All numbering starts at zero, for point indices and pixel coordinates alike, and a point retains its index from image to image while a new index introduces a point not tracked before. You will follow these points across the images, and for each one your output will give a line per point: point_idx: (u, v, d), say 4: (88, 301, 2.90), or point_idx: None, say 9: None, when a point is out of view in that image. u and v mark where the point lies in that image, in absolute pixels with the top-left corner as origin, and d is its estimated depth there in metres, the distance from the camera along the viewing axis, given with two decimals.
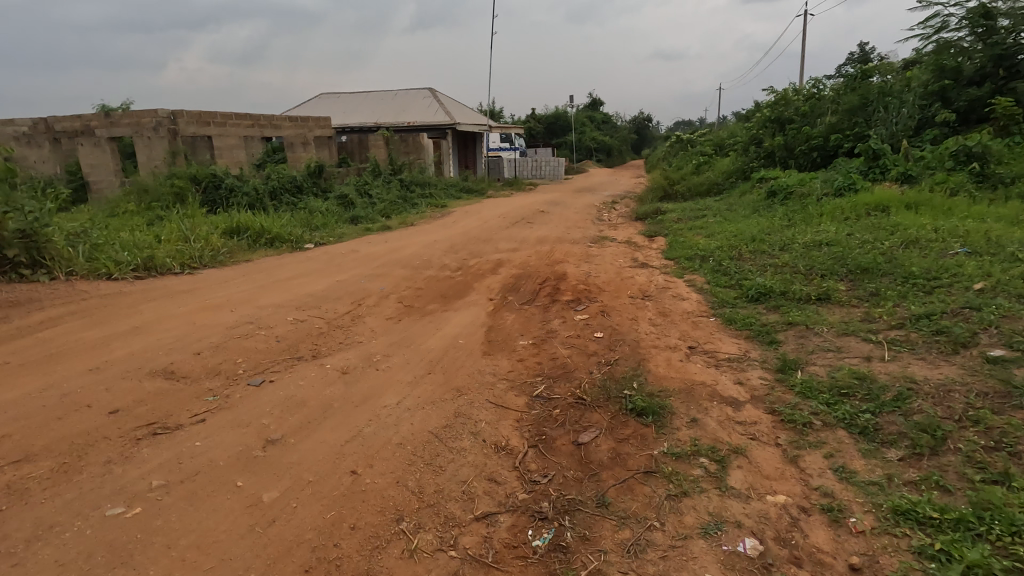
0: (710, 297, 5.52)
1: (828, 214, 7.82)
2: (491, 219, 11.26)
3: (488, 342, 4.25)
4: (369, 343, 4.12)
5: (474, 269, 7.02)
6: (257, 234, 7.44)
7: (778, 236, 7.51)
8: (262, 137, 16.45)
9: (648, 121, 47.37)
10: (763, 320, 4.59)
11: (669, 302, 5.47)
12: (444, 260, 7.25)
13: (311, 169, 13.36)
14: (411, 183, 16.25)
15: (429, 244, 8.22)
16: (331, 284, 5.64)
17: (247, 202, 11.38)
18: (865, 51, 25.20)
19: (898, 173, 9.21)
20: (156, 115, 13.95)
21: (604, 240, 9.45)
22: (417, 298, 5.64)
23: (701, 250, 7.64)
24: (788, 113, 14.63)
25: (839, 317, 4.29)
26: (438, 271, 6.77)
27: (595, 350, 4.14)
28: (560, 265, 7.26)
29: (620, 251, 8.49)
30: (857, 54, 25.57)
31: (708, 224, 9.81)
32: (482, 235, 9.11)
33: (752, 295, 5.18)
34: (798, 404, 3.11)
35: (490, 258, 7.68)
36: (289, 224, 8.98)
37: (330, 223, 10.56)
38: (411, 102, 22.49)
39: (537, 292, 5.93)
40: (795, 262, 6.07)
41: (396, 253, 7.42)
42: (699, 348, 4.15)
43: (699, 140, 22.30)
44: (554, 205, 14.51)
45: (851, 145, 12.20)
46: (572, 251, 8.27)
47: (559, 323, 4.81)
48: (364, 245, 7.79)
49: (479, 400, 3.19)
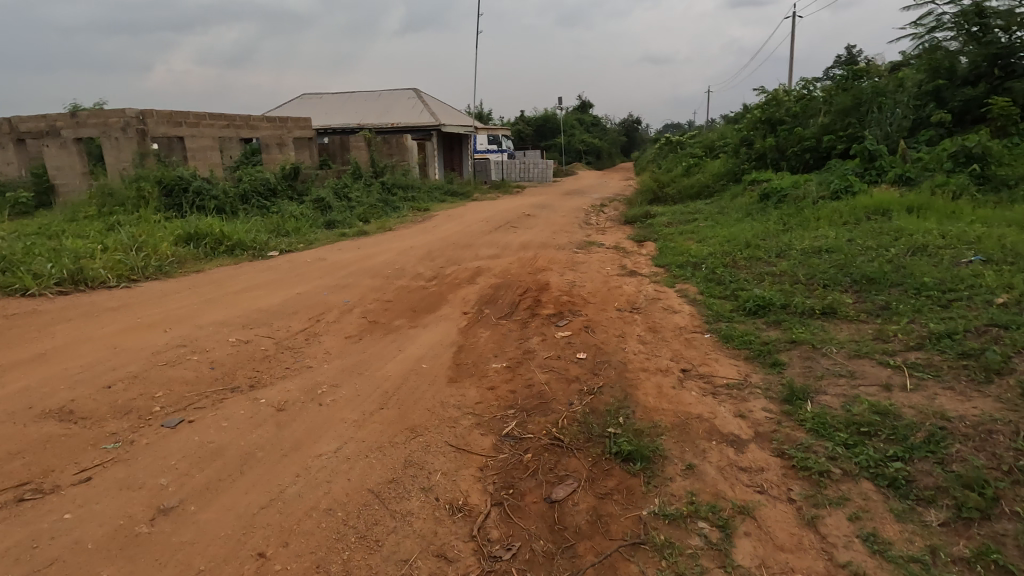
0: (704, 310, 5.07)
1: (826, 218, 7.43)
2: (474, 223, 10.77)
3: (457, 365, 3.76)
4: (320, 369, 3.61)
5: (450, 278, 6.53)
6: (217, 241, 6.90)
7: (774, 241, 7.09)
8: (239, 138, 15.77)
9: (638, 122, 47.10)
10: (763, 337, 4.14)
11: (659, 315, 5.01)
12: (419, 269, 6.75)
13: (286, 171, 12.76)
14: (393, 186, 15.72)
15: (405, 250, 7.73)
16: (288, 297, 5.12)
17: (217, 206, 10.77)
18: (853, 54, 25.07)
19: (896, 175, 8.86)
20: (124, 114, 13.30)
21: (591, 245, 9.01)
22: (384, 311, 5.14)
23: (692, 256, 7.20)
24: (779, 113, 14.29)
25: (849, 335, 3.84)
26: (410, 280, 6.27)
27: (577, 374, 3.66)
28: (543, 273, 6.79)
29: (607, 257, 8.04)
30: (845, 57, 25.45)
31: (700, 228, 9.40)
32: (463, 241, 8.63)
33: (750, 308, 4.73)
34: (812, 444, 2.65)
35: (468, 266, 7.20)
36: (256, 230, 8.42)
37: (303, 228, 10.01)
38: (396, 103, 21.97)
39: (516, 304, 5.45)
40: (794, 270, 5.64)
41: (367, 261, 6.90)
42: (693, 372, 3.69)
43: (689, 142, 21.98)
44: (540, 208, 14.05)
45: (845, 146, 11.88)
46: (557, 257, 7.81)
47: (538, 342, 4.32)
48: (334, 253, 7.26)
49: (437, 441, 2.70)
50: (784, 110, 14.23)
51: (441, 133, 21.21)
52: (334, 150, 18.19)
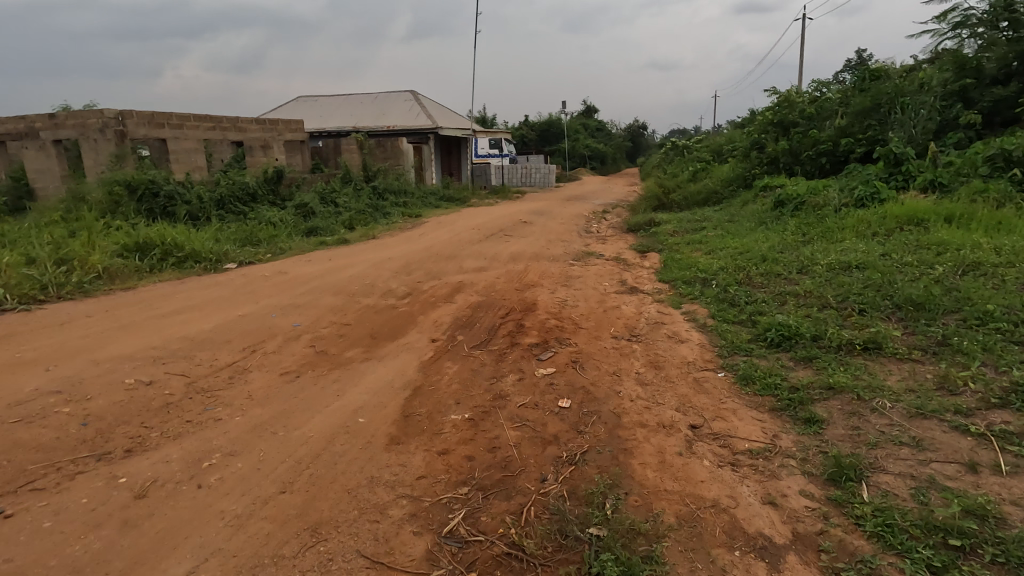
0: (716, 339, 4.26)
1: (851, 229, 6.63)
2: (464, 231, 10.00)
3: (405, 417, 2.98)
4: (227, 424, 2.83)
5: (425, 296, 5.76)
6: (166, 252, 6.17)
7: (793, 255, 6.29)
8: (227, 141, 15.04)
9: (643, 128, 46.31)
10: (792, 380, 3.34)
11: (663, 347, 4.20)
12: (391, 284, 5.99)
13: (268, 174, 11.97)
14: (385, 191, 15.00)
15: (381, 261, 6.97)
16: (225, 321, 4.35)
17: (190, 212, 10.05)
18: (864, 59, 24.23)
19: (925, 181, 8.05)
20: (102, 115, 12.73)
21: (589, 257, 8.21)
22: (338, 338, 4.37)
23: (701, 271, 6.40)
24: (792, 116, 13.48)
25: (903, 382, 3.04)
26: (379, 299, 5.51)
27: (556, 432, 2.88)
28: (531, 290, 6.02)
29: (606, 270, 7.26)
30: (856, 62, 24.60)
31: (708, 238, 8.62)
32: (448, 252, 7.88)
33: (772, 339, 3.92)
34: (881, 562, 1.91)
35: (448, 281, 6.43)
36: (221, 241, 7.69)
37: (280, 238, 9.30)
38: (393, 105, 21.32)
39: (495, 328, 4.67)
40: (822, 290, 4.83)
41: (334, 275, 6.14)
42: (705, 431, 2.90)
43: (696, 147, 21.19)
44: (539, 215, 13.28)
45: (864, 150, 11.04)
46: (550, 270, 7.04)
47: (514, 382, 3.53)
48: (299, 265, 6.51)
49: (347, 551, 1.95)
50: (797, 111, 13.42)
51: (439, 137, 20.51)
52: (326, 153, 17.48)
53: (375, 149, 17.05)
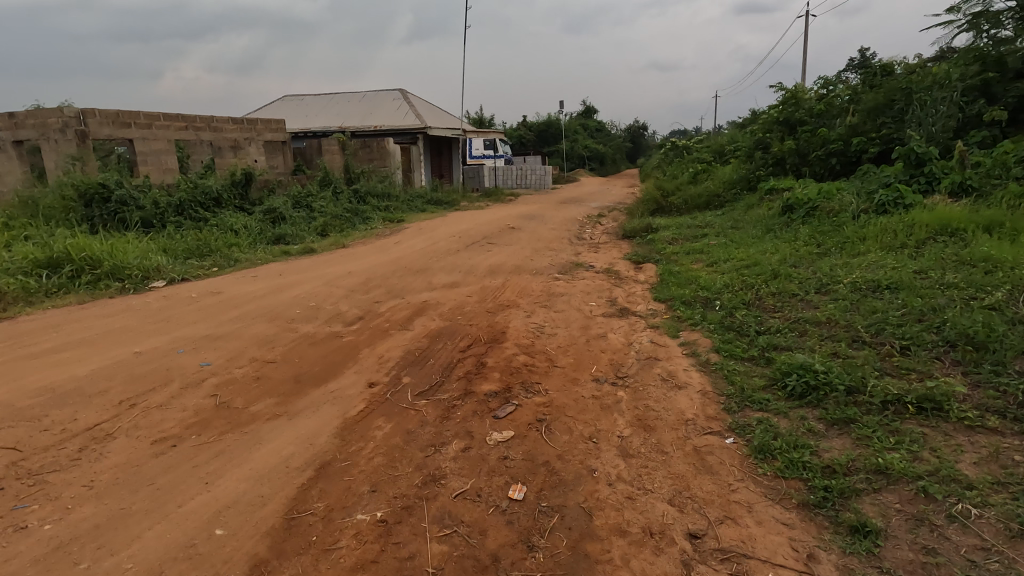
0: (723, 384, 3.43)
1: (873, 240, 5.79)
2: (443, 240, 9.15)
3: (287, 522, 2.14)
4: (26, 538, 2.01)
5: (379, 321, 4.91)
6: (83, 268, 5.35)
7: (808, 270, 5.45)
8: (202, 142, 14.02)
9: (644, 129, 45.46)
10: (827, 454, 2.50)
11: (656, 396, 3.35)
12: (341, 306, 5.13)
13: (236, 177, 11.04)
14: (366, 195, 14.14)
15: (338, 277, 6.13)
16: (111, 363, 3.52)
17: (145, 219, 9.21)
18: (868, 58, 23.43)
19: (951, 184, 7.20)
20: (62, 114, 11.66)
21: (577, 269, 7.37)
22: (252, 383, 3.53)
23: (703, 288, 5.57)
24: (799, 114, 12.63)
25: (986, 469, 2.21)
26: (321, 326, 4.65)
27: (498, 548, 2.05)
28: (504, 313, 5.17)
29: (595, 285, 6.42)
30: (859, 61, 23.85)
31: (710, 248, 7.80)
32: (418, 264, 7.06)
33: (793, 389, 3.10)
34: None
35: (411, 301, 5.57)
36: (163, 255, 6.85)
37: (240, 248, 8.46)
38: (381, 104, 20.50)
39: (451, 367, 3.82)
40: (848, 318, 4.00)
41: (277, 295, 5.28)
42: (710, 543, 2.06)
43: (696, 148, 20.34)
44: (529, 219, 12.41)
45: (878, 149, 10.17)
46: (530, 286, 6.19)
47: (456, 453, 2.68)
48: (240, 283, 5.66)
49: None
50: (805, 109, 12.55)
51: (429, 137, 19.67)
52: (309, 154, 16.59)
53: (359, 149, 16.20)
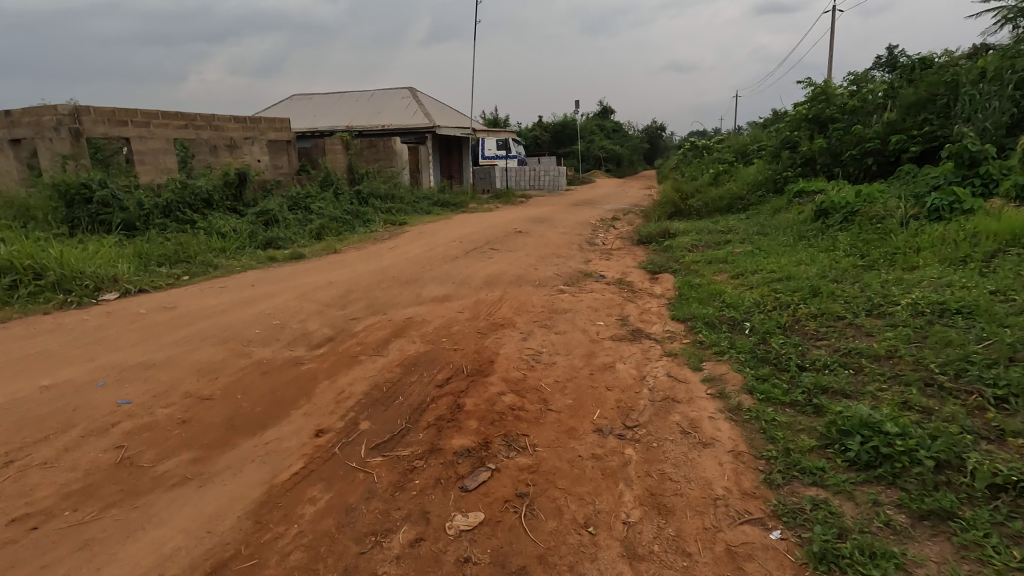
0: (761, 441, 2.70)
1: (929, 251, 4.98)
2: (441, 245, 8.47)
3: None
4: None
5: (350, 344, 4.24)
6: (24, 278, 4.79)
7: (855, 287, 4.67)
8: (201, 141, 13.33)
9: (661, 130, 44.43)
10: (922, 573, 1.80)
11: (674, 457, 2.62)
12: (310, 325, 4.48)
13: (229, 177, 10.44)
14: (369, 196, 13.52)
15: (315, 288, 5.48)
16: (4, 405, 2.93)
17: (127, 221, 8.67)
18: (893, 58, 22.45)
19: (1013, 186, 6.33)
20: (55, 111, 11.03)
21: (585, 279, 6.65)
22: (175, 427, 2.89)
23: (729, 307, 4.82)
24: (830, 111, 11.73)
25: None
26: (281, 350, 4.00)
27: None
28: (497, 334, 4.47)
29: (604, 299, 5.70)
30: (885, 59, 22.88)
31: (735, 257, 7.03)
32: (409, 273, 6.40)
33: (857, 457, 2.38)
34: None
35: (392, 318, 4.89)
36: (133, 264, 6.29)
37: (224, 254, 7.87)
38: (390, 102, 19.95)
39: (421, 409, 3.12)
40: (916, 353, 3.25)
41: (239, 311, 4.65)
42: None
43: (717, 148, 19.45)
44: (538, 223, 11.68)
45: (921, 149, 9.27)
46: (530, 301, 5.49)
47: (402, 550, 2.00)
48: (203, 295, 5.04)
49: None
50: (836, 105, 11.64)
51: (438, 136, 19.05)
52: (313, 154, 16.02)
53: (364, 149, 15.62)
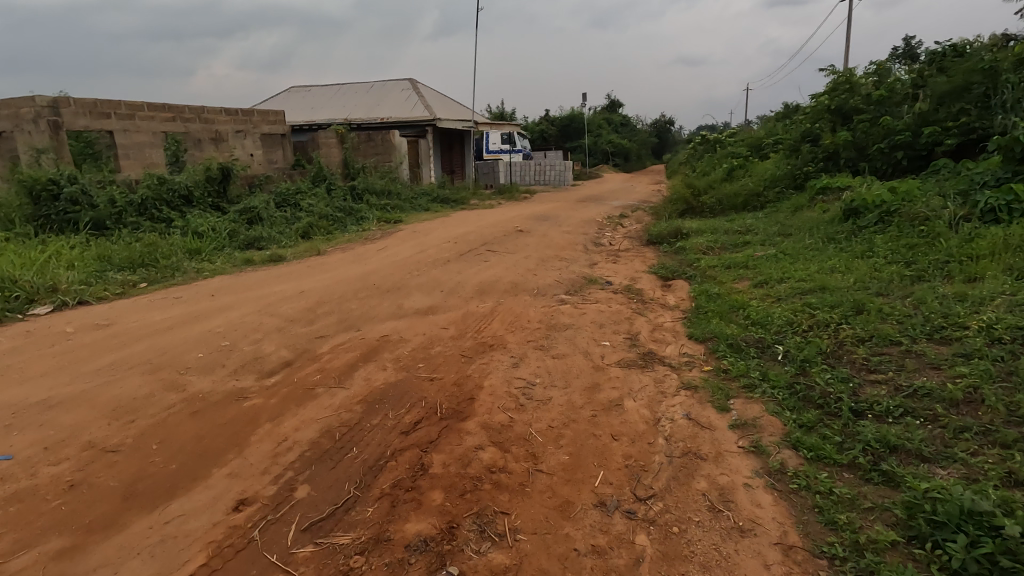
0: (820, 529, 2.05)
1: (991, 261, 4.29)
2: (434, 247, 7.80)
3: None
4: None
5: (309, 370, 3.60)
6: None
7: (906, 303, 3.98)
8: (190, 135, 12.61)
9: (670, 123, 43.40)
10: None
11: (703, 554, 1.97)
12: (264, 346, 3.83)
13: (211, 172, 9.77)
14: (364, 192, 12.87)
15: (282, 299, 4.83)
16: None
17: (98, 220, 8.08)
18: (913, 48, 21.57)
19: None
20: (33, 103, 10.27)
21: (590, 286, 5.98)
22: (55, 495, 2.27)
23: (757, 326, 4.13)
24: (854, 101, 10.91)
25: None
26: (222, 381, 3.36)
27: None
28: (484, 357, 3.80)
29: (611, 310, 5.03)
30: (903, 49, 21.99)
31: (757, 262, 6.33)
32: (393, 279, 5.75)
33: (964, 568, 1.74)
34: None
35: (365, 336, 4.23)
36: (86, 271, 5.68)
37: (198, 258, 7.25)
38: (389, 94, 19.26)
39: (376, 468, 2.47)
40: (1007, 398, 2.58)
41: (185, 329, 4.01)
42: None
43: (729, 141, 18.66)
44: (541, 221, 10.96)
45: (957, 142, 8.49)
46: (526, 314, 4.82)
47: None
48: (149, 311, 4.42)
49: None
50: (859, 95, 10.81)
51: (439, 129, 18.34)
52: (308, 147, 15.35)
53: (361, 143, 14.95)
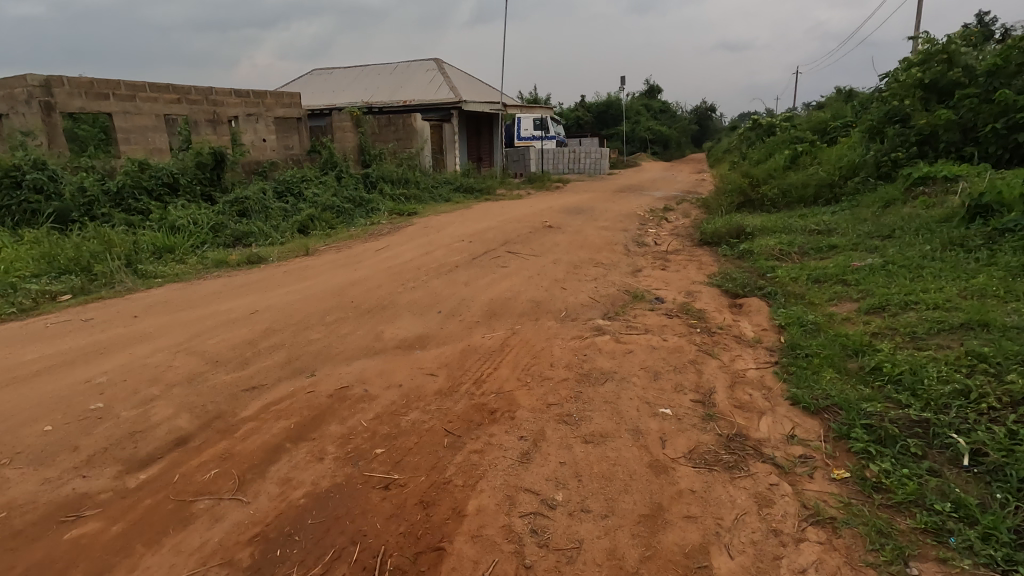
0: None
1: None
2: (442, 247, 6.48)
3: None
4: None
5: (203, 456, 2.32)
6: None
7: None
8: (199, 117, 11.11)
9: (713, 111, 40.95)
10: None
11: None
12: (155, 410, 2.58)
13: (202, 158, 8.61)
14: (379, 180, 11.66)
15: (219, 325, 3.59)
16: None
17: (63, 211, 7.09)
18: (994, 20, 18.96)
19: None
20: (23, 82, 9.11)
21: (633, 306, 4.55)
22: None
23: (909, 394, 2.65)
24: (954, 73, 8.86)
25: None
26: (59, 480, 2.13)
27: None
28: (477, 438, 2.46)
29: (667, 346, 3.59)
30: (982, 22, 19.42)
31: (860, 276, 4.74)
32: (380, 294, 4.45)
33: None
34: None
35: (314, 387, 2.93)
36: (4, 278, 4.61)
37: (167, 258, 6.13)
38: (413, 75, 17.98)
39: None
40: None
41: (55, 376, 2.81)
42: None
43: (785, 125, 16.64)
44: (574, 215, 9.49)
45: None
46: (547, 352, 3.44)
47: None
48: (30, 343, 3.25)
49: None
50: (961, 65, 8.81)
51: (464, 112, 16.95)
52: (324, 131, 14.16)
53: (380, 126, 13.70)
